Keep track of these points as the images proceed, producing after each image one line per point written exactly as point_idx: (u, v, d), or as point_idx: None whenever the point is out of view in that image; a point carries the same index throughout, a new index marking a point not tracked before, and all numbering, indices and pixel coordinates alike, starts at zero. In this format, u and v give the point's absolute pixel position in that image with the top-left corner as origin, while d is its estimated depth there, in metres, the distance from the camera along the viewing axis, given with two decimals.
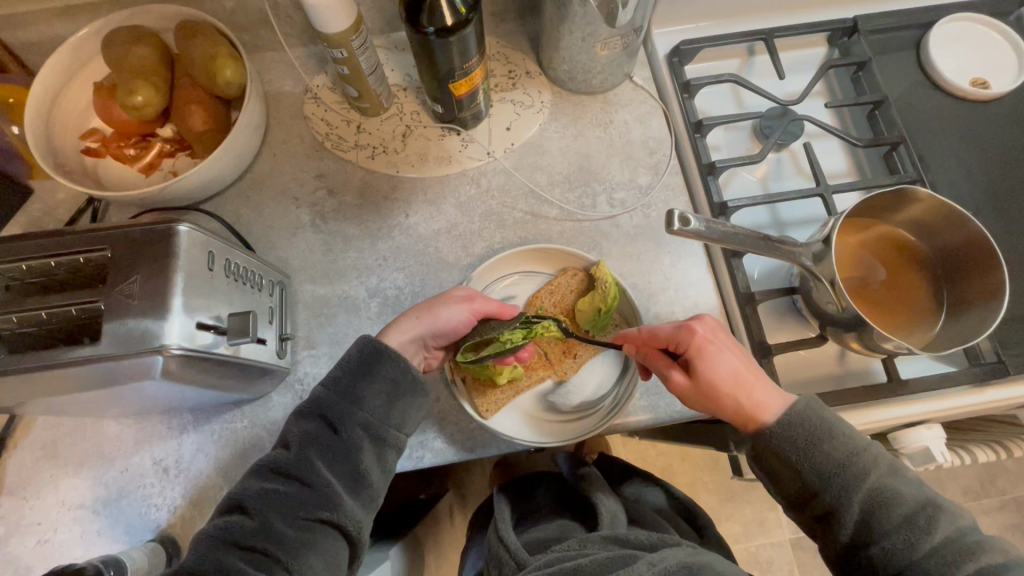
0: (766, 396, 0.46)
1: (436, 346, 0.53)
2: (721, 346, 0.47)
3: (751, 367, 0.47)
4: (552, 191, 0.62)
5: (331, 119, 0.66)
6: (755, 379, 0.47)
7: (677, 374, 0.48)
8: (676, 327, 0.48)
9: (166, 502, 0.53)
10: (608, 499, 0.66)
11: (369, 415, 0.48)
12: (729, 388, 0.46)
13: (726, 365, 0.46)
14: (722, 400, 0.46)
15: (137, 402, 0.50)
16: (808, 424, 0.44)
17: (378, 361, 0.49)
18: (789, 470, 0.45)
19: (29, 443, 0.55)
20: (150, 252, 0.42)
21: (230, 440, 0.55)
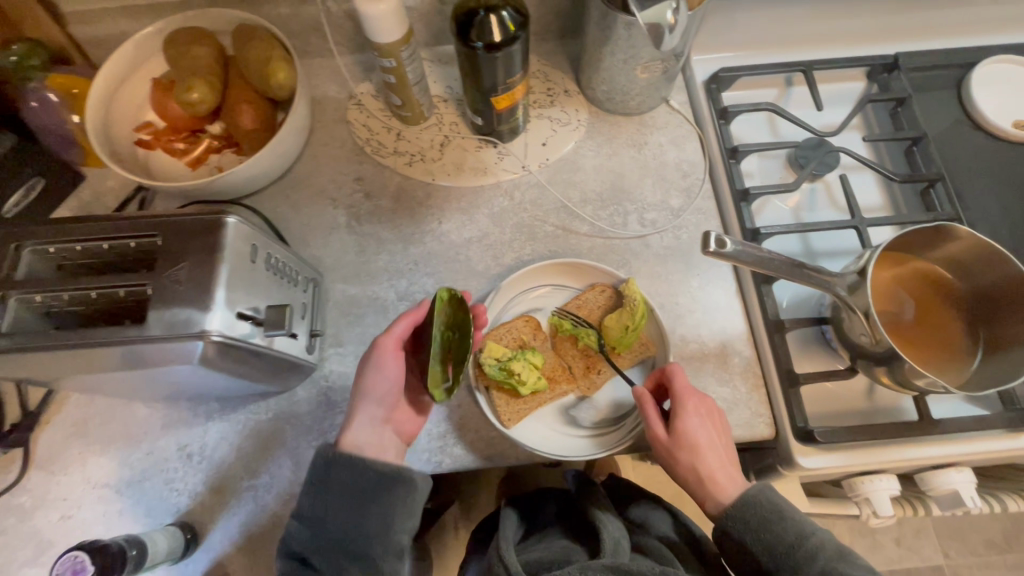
0: (725, 480, 0.48)
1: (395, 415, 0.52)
2: (712, 424, 0.48)
3: (725, 450, 0.48)
4: (584, 208, 0.63)
5: (373, 125, 0.68)
6: (722, 461, 0.48)
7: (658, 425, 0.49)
8: (687, 386, 0.49)
9: (188, 487, 0.54)
10: (610, 522, 0.64)
11: (344, 533, 0.47)
12: (698, 457, 0.47)
13: (706, 442, 0.48)
14: (682, 464, 0.48)
15: (169, 386, 0.51)
16: (760, 507, 0.46)
17: (330, 471, 0.48)
18: (743, 550, 0.47)
19: (61, 420, 0.56)
20: (199, 240, 0.44)
21: (254, 431, 0.56)
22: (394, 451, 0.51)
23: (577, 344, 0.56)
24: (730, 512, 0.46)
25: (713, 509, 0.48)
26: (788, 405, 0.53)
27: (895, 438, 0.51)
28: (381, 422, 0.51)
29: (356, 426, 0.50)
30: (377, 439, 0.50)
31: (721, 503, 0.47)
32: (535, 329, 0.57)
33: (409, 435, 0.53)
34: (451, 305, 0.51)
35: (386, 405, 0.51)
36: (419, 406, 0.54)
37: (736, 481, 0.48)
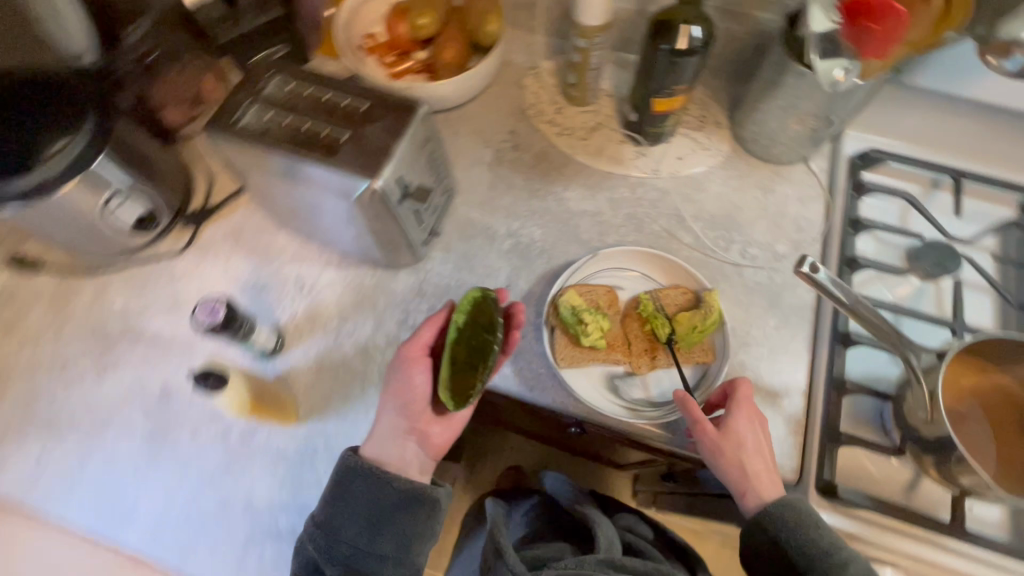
0: (768, 480, 0.51)
1: (418, 428, 0.56)
2: (761, 426, 0.53)
3: (769, 451, 0.52)
4: (694, 222, 0.69)
5: (541, 95, 0.78)
6: (767, 461, 0.51)
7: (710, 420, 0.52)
8: (741, 388, 0.53)
9: (292, 307, 0.65)
10: (602, 520, 0.67)
11: (362, 543, 0.53)
12: (746, 453, 0.51)
13: (756, 439, 0.52)
14: (730, 459, 0.51)
15: (316, 223, 0.63)
16: (799, 510, 0.49)
17: (352, 482, 0.53)
18: (775, 546, 0.50)
19: (226, 222, 0.71)
20: (394, 116, 0.55)
21: (356, 287, 0.66)
22: (417, 465, 0.56)
23: (643, 326, 0.61)
24: (772, 510, 0.49)
25: (755, 505, 0.50)
26: (821, 452, 0.54)
27: (921, 531, 0.50)
28: (403, 434, 0.55)
29: (378, 436, 0.55)
30: (396, 450, 0.55)
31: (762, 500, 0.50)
32: (615, 299, 0.62)
33: (435, 449, 0.57)
34: (480, 307, 0.56)
35: (409, 417, 0.55)
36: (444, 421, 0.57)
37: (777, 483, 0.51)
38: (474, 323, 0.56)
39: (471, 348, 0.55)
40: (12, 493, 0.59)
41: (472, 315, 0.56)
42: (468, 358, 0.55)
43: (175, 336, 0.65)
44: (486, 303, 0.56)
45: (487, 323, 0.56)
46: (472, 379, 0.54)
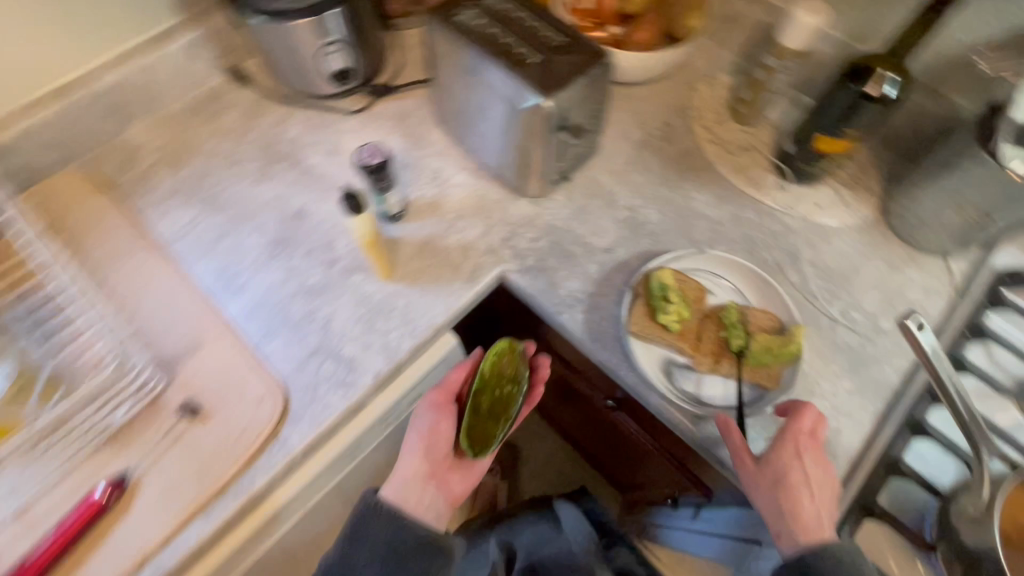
0: (812, 520, 0.51)
1: (436, 475, 0.64)
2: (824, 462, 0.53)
3: (822, 493, 0.52)
4: (807, 267, 0.68)
5: (708, 102, 0.80)
6: (812, 500, 0.52)
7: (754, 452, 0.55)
8: (813, 414, 0.55)
9: (421, 189, 0.73)
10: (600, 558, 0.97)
11: None
12: (784, 488, 0.52)
13: (808, 469, 0.53)
14: (764, 491, 0.53)
15: (473, 128, 0.71)
16: (832, 555, 0.50)
17: (372, 520, 0.59)
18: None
19: (397, 104, 0.80)
20: (583, 54, 0.61)
21: (479, 197, 0.73)
22: (435, 512, 0.63)
23: (720, 330, 0.62)
24: (803, 550, 0.50)
25: (789, 543, 0.52)
26: (846, 512, 0.56)
27: None
28: (424, 479, 0.63)
29: (400, 479, 0.62)
30: (416, 496, 0.62)
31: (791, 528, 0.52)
32: (704, 297, 0.64)
33: (451, 497, 0.65)
34: (508, 358, 0.64)
35: (431, 463, 0.63)
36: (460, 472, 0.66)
37: (825, 527, 0.52)
38: (501, 376, 0.63)
39: (494, 400, 0.63)
40: (163, 236, 0.70)
41: (498, 368, 0.63)
42: (490, 409, 0.63)
43: (324, 175, 0.75)
44: (512, 354, 0.64)
45: (512, 375, 0.64)
46: (492, 428, 0.63)
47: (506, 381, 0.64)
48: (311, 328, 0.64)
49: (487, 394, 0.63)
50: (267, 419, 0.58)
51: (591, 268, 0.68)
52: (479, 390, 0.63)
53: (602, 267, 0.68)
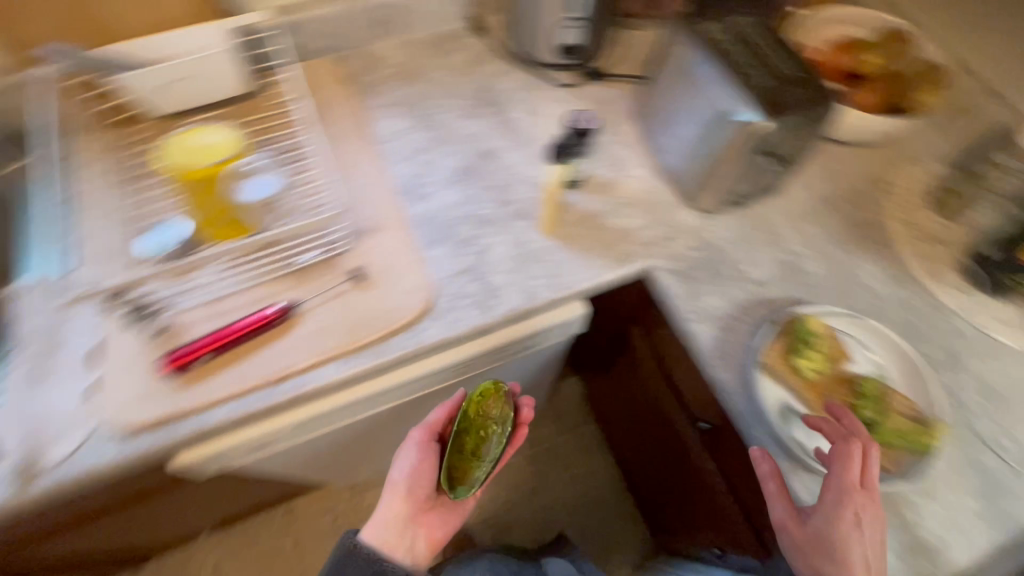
0: None
1: (416, 518, 0.74)
2: (862, 506, 0.53)
3: (872, 560, 0.51)
4: (965, 374, 0.64)
5: (908, 182, 0.78)
6: (863, 570, 0.51)
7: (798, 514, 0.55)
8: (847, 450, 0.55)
9: (601, 168, 0.78)
10: None
11: None
12: (831, 556, 0.52)
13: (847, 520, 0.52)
14: (814, 558, 0.53)
15: (670, 129, 0.74)
16: None
17: (354, 558, 0.68)
18: None
19: (603, 89, 0.86)
20: (812, 92, 0.62)
21: (650, 193, 0.76)
22: (413, 551, 0.73)
23: (851, 396, 0.61)
24: None
25: None
26: None
27: None
28: (408, 520, 0.72)
29: (377, 522, 0.71)
30: (399, 536, 0.71)
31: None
32: (846, 361, 0.62)
33: (430, 541, 0.74)
34: (493, 398, 0.72)
35: (412, 506, 0.73)
36: (434, 518, 0.75)
37: None
38: (482, 424, 0.72)
39: (475, 444, 0.71)
40: (376, 132, 0.80)
41: (475, 412, 0.71)
42: (472, 449, 0.71)
43: (520, 129, 0.82)
44: (496, 396, 0.73)
45: (497, 416, 0.72)
46: (475, 469, 0.70)
47: (485, 424, 0.72)
48: (471, 253, 0.71)
49: (471, 439, 0.71)
50: (413, 309, 0.66)
51: (737, 292, 0.69)
52: (462, 432, 0.71)
53: (748, 295, 0.68)
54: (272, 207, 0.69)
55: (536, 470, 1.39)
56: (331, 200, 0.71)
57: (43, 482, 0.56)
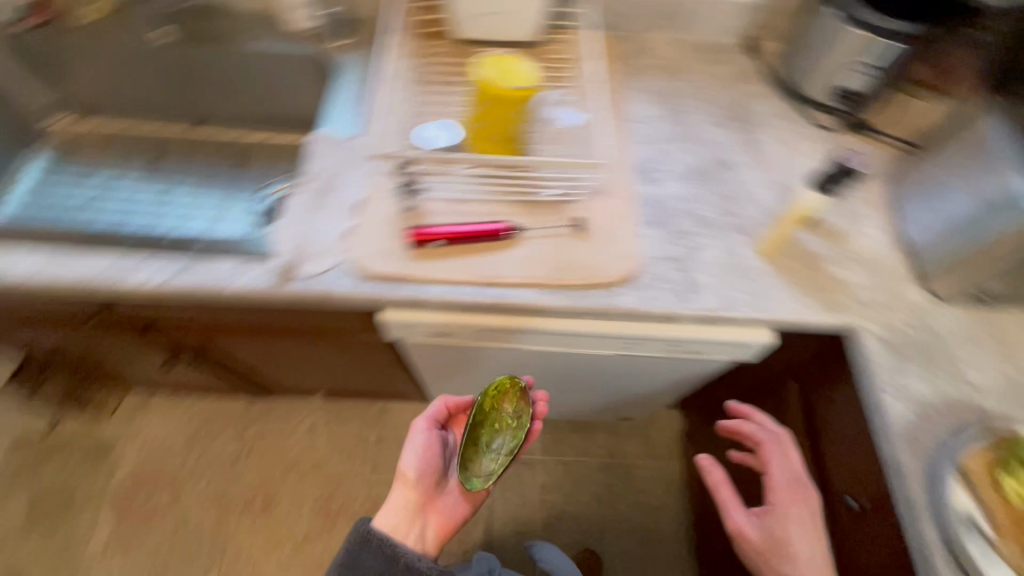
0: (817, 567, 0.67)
1: (424, 508, 0.85)
2: (796, 502, 0.72)
3: (814, 541, 0.69)
4: None
5: None
6: (807, 548, 0.69)
7: (748, 523, 0.73)
8: (768, 459, 0.78)
9: (835, 214, 0.76)
10: None
11: None
12: (784, 546, 0.69)
13: (785, 515, 0.71)
14: (776, 558, 0.69)
15: (931, 200, 0.70)
16: None
17: (366, 544, 0.76)
18: None
19: (861, 142, 0.83)
20: None
21: (881, 256, 0.73)
22: (425, 536, 0.83)
23: None
24: None
25: None
26: None
27: None
28: (417, 510, 0.84)
29: (392, 508, 0.83)
30: (411, 525, 0.82)
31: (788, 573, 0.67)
32: None
33: (439, 528, 0.85)
34: (512, 393, 0.83)
35: (419, 496, 0.85)
36: (438, 506, 0.87)
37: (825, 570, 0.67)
38: (496, 420, 0.82)
39: (491, 437, 0.81)
40: (629, 110, 0.86)
41: (491, 402, 0.80)
42: (484, 441, 0.81)
43: (763, 151, 0.83)
44: (511, 395, 0.83)
45: (512, 409, 0.82)
46: (489, 462, 0.81)
47: (499, 419, 0.82)
48: (683, 244, 0.73)
49: (486, 430, 0.81)
50: (618, 271, 0.70)
51: (945, 385, 0.65)
52: (478, 425, 0.80)
53: (957, 394, 0.64)
54: (532, 141, 0.79)
55: (607, 480, 1.41)
56: (581, 154, 0.78)
57: (296, 284, 0.69)
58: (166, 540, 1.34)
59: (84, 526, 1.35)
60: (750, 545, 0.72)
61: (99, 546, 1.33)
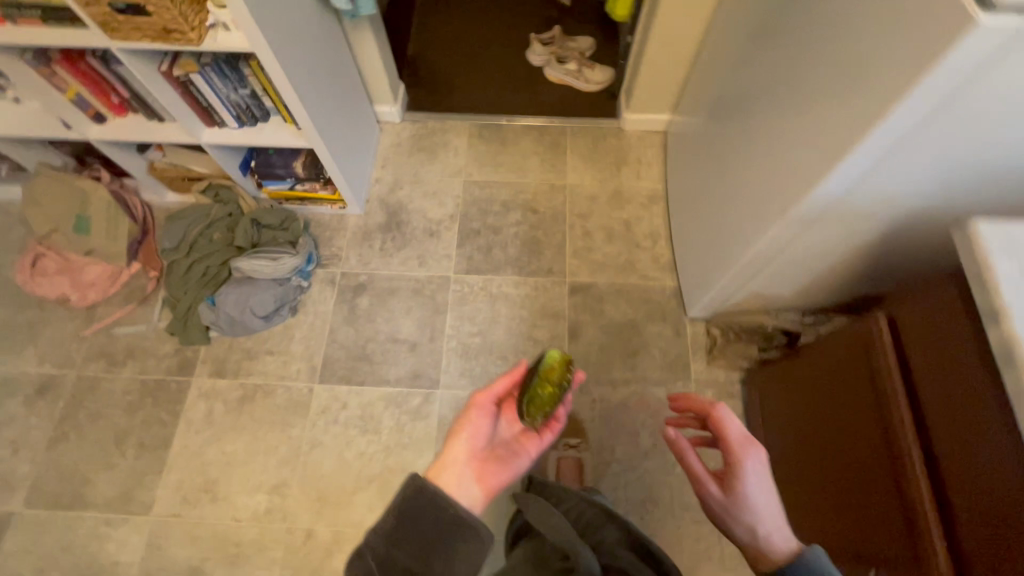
0: (773, 524, 0.83)
1: (469, 462, 0.94)
2: (754, 468, 0.88)
3: (767, 503, 0.86)
4: None
5: None
6: (767, 512, 0.85)
7: (709, 483, 0.90)
8: (725, 421, 0.92)
9: None
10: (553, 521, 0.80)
11: (427, 522, 0.71)
12: (749, 513, 0.85)
13: (744, 479, 0.87)
14: (737, 519, 0.86)
15: None
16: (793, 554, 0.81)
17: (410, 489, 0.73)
18: None
19: None
20: None
21: None
22: (473, 495, 0.89)
23: None
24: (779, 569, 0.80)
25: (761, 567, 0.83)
26: None
27: None
28: (461, 462, 0.92)
29: (447, 469, 0.91)
30: (457, 483, 0.89)
31: (752, 527, 0.83)
32: None
33: (484, 486, 0.91)
34: (558, 363, 1.01)
35: (465, 453, 0.94)
36: (481, 467, 0.94)
37: (785, 535, 0.83)
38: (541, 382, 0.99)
39: (537, 397, 0.99)
40: None
41: (547, 367, 1.00)
42: (536, 400, 0.98)
43: None
44: (562, 368, 1.00)
45: (557, 372, 1.00)
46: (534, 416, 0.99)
47: (545, 378, 0.99)
48: None
49: (535, 393, 0.99)
50: None
51: None
52: (532, 386, 1.00)
53: None
54: None
55: None
56: None
57: None
58: (605, 453, 1.44)
59: (611, 374, 1.54)
60: (714, 503, 0.89)
61: (594, 393, 1.52)
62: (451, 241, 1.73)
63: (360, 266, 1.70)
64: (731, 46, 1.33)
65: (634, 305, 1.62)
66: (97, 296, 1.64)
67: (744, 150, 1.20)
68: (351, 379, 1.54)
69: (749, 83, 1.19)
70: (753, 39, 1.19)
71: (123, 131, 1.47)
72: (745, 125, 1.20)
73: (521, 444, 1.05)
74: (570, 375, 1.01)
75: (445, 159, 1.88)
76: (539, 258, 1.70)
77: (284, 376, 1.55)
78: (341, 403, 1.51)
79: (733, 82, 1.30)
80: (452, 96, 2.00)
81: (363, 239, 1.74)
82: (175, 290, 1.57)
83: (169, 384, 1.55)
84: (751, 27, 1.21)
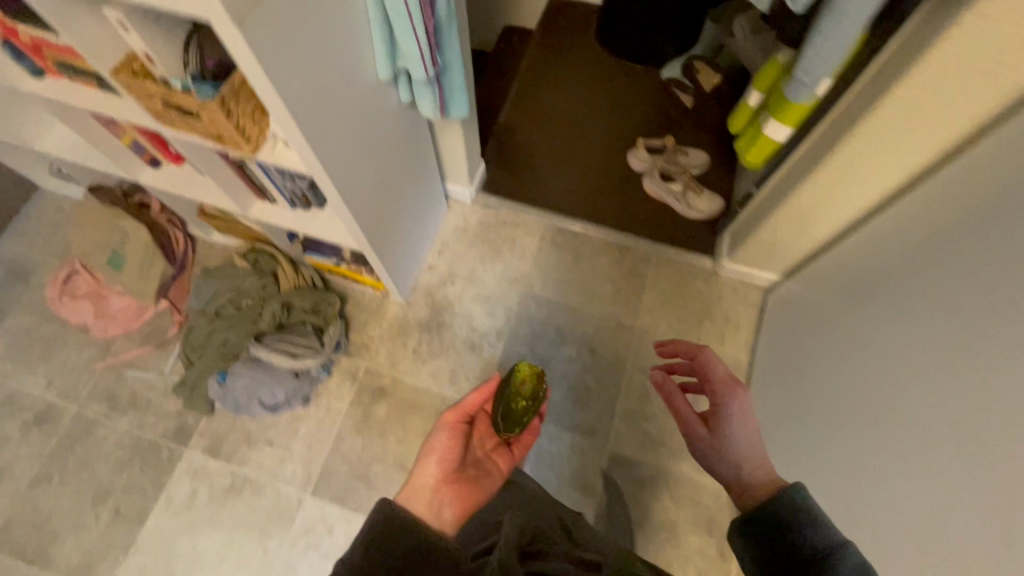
0: (756, 463, 0.85)
1: (444, 480, 0.89)
2: (737, 409, 0.91)
3: (753, 442, 0.88)
4: None
5: None
6: (751, 450, 0.87)
7: (696, 425, 0.92)
8: (708, 360, 0.97)
9: None
10: None
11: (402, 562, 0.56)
12: (734, 456, 0.87)
13: (728, 419, 0.91)
14: (720, 463, 0.88)
15: None
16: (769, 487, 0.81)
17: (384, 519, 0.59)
18: None
19: None
20: None
21: None
22: (446, 517, 0.81)
23: None
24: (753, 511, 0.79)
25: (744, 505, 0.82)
26: None
27: None
28: (437, 477, 0.89)
29: (417, 491, 0.86)
30: (428, 506, 0.82)
31: (734, 468, 0.85)
32: None
33: (461, 508, 0.84)
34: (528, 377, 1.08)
35: (439, 474, 0.90)
36: (457, 488, 0.88)
37: (763, 474, 0.83)
38: (512, 394, 1.06)
39: (515, 403, 1.05)
40: None
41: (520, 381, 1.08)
42: (511, 409, 1.05)
43: None
44: (532, 379, 1.08)
45: (529, 389, 1.08)
46: (515, 425, 1.05)
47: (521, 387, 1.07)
48: None
49: (517, 399, 1.05)
50: None
51: None
52: (507, 399, 1.06)
53: None
54: None
55: None
56: None
57: None
58: None
59: None
60: (703, 444, 0.91)
61: None
62: (491, 364, 1.54)
63: (388, 366, 1.53)
64: (905, 259, 1.01)
65: (677, 501, 1.39)
66: (118, 331, 1.56)
67: (902, 425, 0.88)
68: (345, 501, 1.39)
69: (965, 334, 0.81)
70: (946, 299, 0.87)
71: (173, 182, 1.33)
72: (918, 394, 0.87)
73: (494, 464, 1.02)
74: (542, 386, 1.09)
75: (509, 260, 1.68)
76: (583, 411, 1.49)
77: (276, 476, 1.41)
78: (327, 527, 1.37)
79: (891, 322, 0.99)
80: (536, 184, 1.78)
81: (398, 334, 1.58)
82: (191, 352, 1.45)
83: (161, 450, 1.45)
84: (939, 285, 0.89)
